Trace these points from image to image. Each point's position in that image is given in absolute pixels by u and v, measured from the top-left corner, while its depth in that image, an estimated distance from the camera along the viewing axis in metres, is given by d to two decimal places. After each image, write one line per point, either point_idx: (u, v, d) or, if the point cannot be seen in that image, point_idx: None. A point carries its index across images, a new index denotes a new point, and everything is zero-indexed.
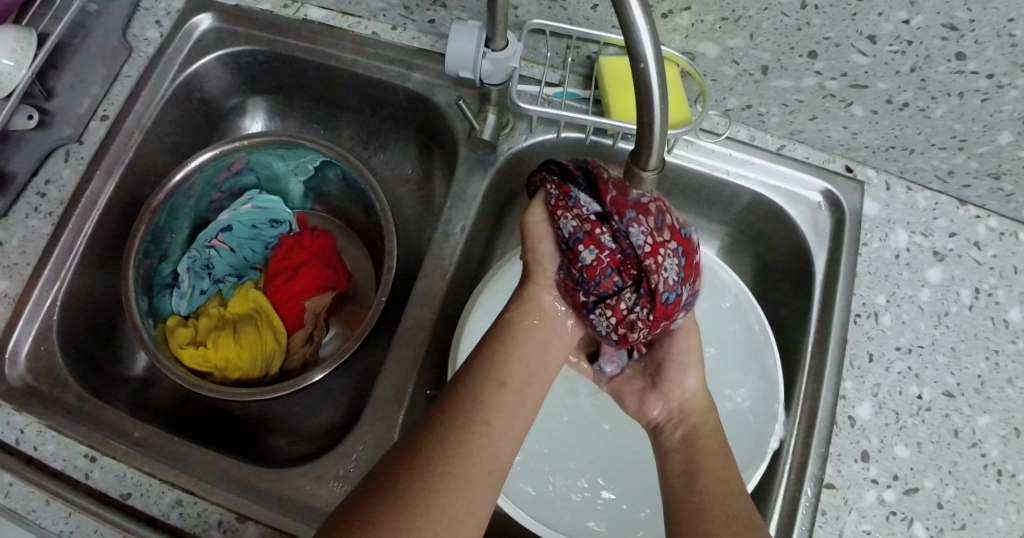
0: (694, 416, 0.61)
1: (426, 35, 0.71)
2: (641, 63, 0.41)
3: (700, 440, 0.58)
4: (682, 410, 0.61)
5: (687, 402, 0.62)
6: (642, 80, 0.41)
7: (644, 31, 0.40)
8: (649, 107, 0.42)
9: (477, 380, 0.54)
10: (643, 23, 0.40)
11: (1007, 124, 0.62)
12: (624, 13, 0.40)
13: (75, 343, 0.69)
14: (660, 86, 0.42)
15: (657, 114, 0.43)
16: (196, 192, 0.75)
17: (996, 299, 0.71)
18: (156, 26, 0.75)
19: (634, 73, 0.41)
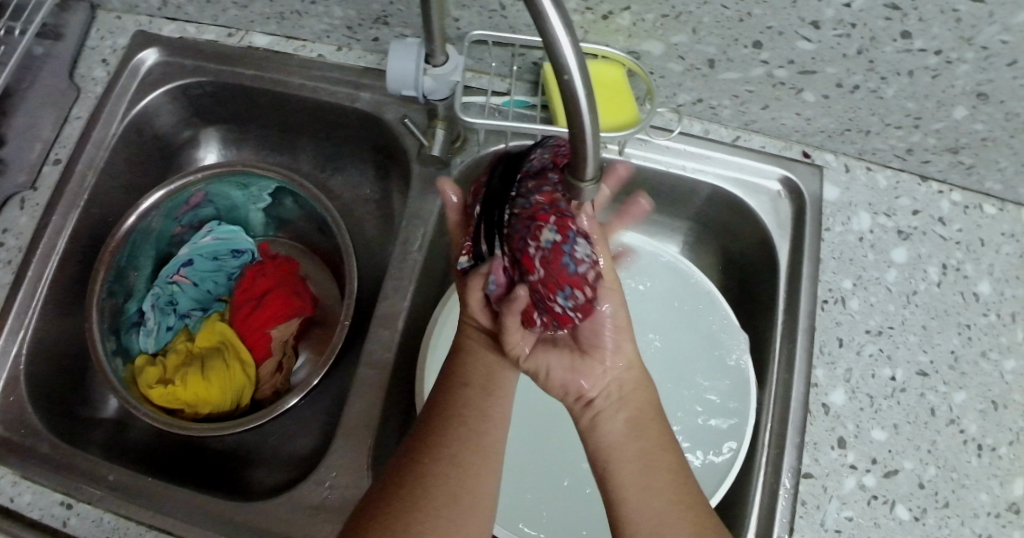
0: (631, 394, 0.56)
1: (371, 53, 0.70)
2: (566, 76, 0.40)
3: (642, 428, 0.54)
4: (622, 391, 0.57)
5: (625, 382, 0.57)
6: (569, 93, 0.41)
7: (566, 45, 0.39)
8: (579, 119, 0.42)
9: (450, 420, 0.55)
10: (564, 36, 0.39)
11: (960, 99, 0.61)
12: (545, 27, 0.39)
13: (46, 390, 0.68)
14: (587, 97, 0.41)
15: (587, 125, 0.42)
16: (156, 228, 0.74)
17: (964, 273, 0.70)
18: (102, 63, 0.74)
19: (560, 86, 0.41)
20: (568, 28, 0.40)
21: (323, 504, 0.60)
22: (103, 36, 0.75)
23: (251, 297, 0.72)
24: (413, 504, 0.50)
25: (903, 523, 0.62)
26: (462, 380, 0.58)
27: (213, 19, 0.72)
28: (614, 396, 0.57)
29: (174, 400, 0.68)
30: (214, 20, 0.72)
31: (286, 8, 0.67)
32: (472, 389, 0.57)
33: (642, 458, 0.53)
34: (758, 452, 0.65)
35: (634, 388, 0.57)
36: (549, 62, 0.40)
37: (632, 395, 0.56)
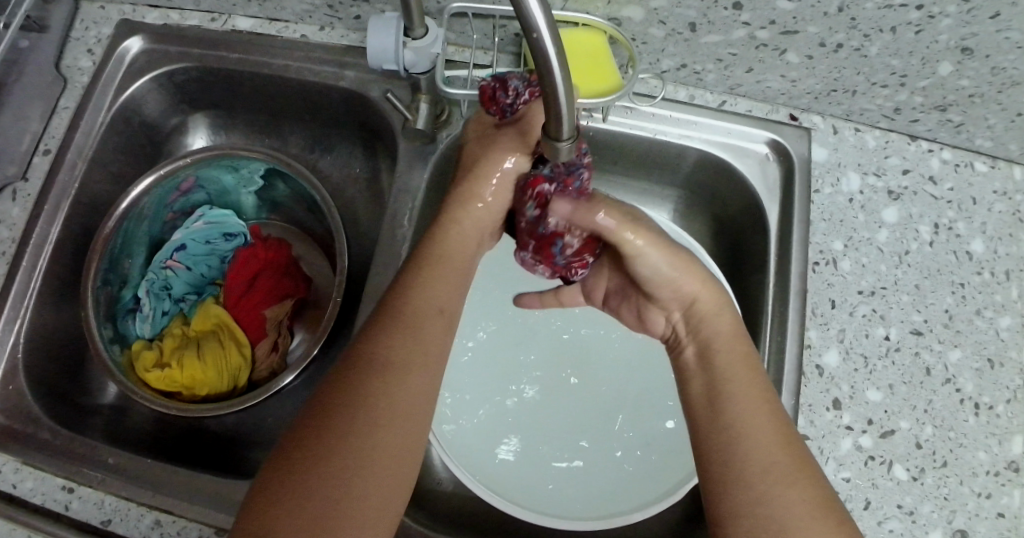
0: (704, 323, 0.56)
1: (354, 32, 0.70)
2: (535, 34, 0.40)
3: (738, 363, 0.53)
4: (693, 317, 0.57)
5: (691, 305, 0.57)
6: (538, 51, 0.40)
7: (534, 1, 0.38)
8: (550, 78, 0.41)
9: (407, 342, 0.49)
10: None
11: (945, 54, 0.61)
12: None
13: (44, 379, 0.69)
14: (558, 55, 0.41)
15: (559, 84, 0.42)
16: (148, 215, 0.75)
17: (957, 232, 0.70)
18: (88, 54, 0.74)
19: (529, 46, 0.40)
20: None
21: None
22: (88, 26, 0.75)
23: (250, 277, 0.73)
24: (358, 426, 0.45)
25: (901, 483, 0.62)
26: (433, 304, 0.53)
27: (195, 4, 0.72)
28: (694, 321, 0.57)
29: (170, 383, 0.69)
30: (196, 6, 0.72)
31: None
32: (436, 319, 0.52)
33: (731, 393, 0.51)
34: None
35: (713, 315, 0.56)
36: (516, 21, 0.39)
37: (708, 326, 0.56)
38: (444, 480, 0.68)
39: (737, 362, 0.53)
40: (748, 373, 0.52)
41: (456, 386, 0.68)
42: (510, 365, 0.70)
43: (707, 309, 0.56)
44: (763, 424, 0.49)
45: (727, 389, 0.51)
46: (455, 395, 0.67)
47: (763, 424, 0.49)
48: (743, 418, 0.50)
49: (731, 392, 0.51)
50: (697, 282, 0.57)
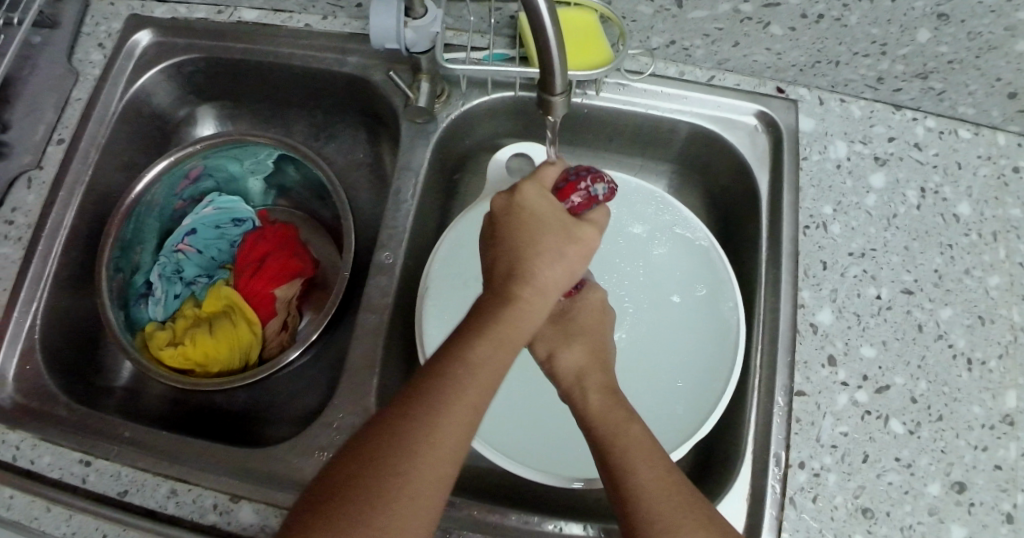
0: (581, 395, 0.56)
1: (356, 20, 0.72)
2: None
3: (619, 416, 0.53)
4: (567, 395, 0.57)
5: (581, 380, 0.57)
6: (529, 0, 0.43)
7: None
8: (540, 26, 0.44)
9: (464, 372, 0.47)
10: None
11: (922, 22, 0.63)
12: None
13: (62, 359, 0.71)
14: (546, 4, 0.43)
15: (551, 34, 0.45)
16: (158, 202, 0.77)
17: (943, 196, 0.71)
18: (99, 48, 0.77)
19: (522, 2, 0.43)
20: None
21: (334, 444, 0.62)
22: (98, 22, 0.78)
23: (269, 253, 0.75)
24: (395, 466, 0.43)
25: (898, 436, 0.64)
26: (499, 334, 0.48)
27: None
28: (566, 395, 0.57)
29: (185, 361, 0.71)
30: None
31: None
32: (496, 347, 0.48)
33: (628, 443, 0.51)
34: (751, 375, 0.67)
35: (589, 372, 0.57)
36: None
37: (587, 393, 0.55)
38: None
39: (615, 416, 0.53)
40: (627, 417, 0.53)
41: None
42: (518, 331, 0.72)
43: (586, 372, 0.57)
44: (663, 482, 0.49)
45: (619, 443, 0.51)
46: None
47: (656, 464, 0.50)
48: (635, 460, 0.50)
49: (623, 446, 0.51)
50: (576, 354, 0.58)
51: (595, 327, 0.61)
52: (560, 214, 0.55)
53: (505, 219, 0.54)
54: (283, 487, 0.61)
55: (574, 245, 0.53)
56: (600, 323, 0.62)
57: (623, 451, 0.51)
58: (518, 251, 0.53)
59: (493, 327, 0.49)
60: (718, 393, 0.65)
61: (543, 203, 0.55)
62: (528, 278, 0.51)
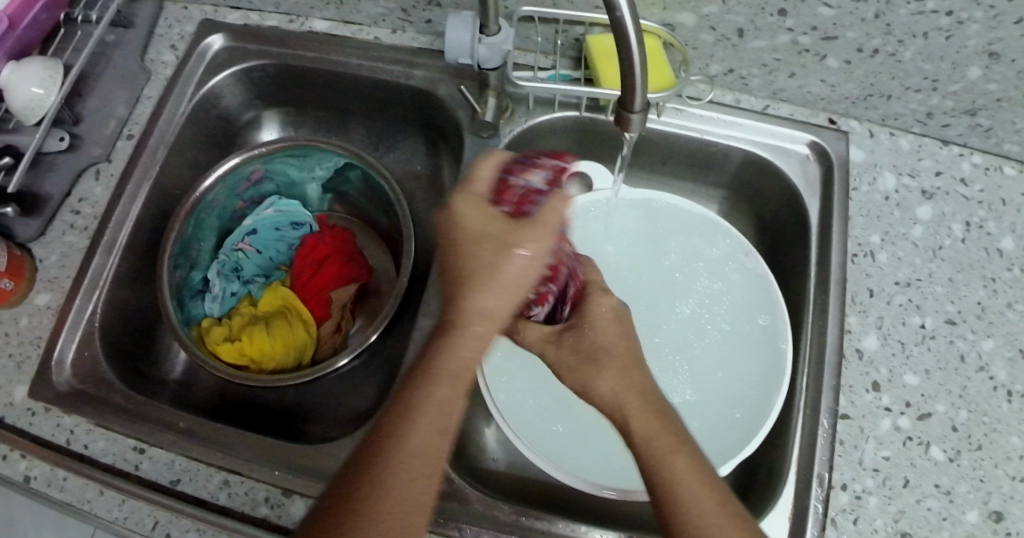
0: (623, 420, 0.53)
1: (423, 35, 0.74)
2: (616, 12, 0.45)
3: (662, 445, 0.50)
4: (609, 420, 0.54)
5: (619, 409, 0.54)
6: (618, 25, 0.46)
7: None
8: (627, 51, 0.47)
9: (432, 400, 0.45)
10: None
11: (974, 60, 0.65)
12: None
13: (120, 347, 0.73)
14: (635, 30, 0.46)
15: (635, 57, 0.47)
16: (219, 202, 0.79)
17: (988, 230, 0.73)
18: (171, 49, 0.80)
19: (611, 23, 0.46)
20: None
21: None
22: (172, 24, 0.81)
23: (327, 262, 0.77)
24: (367, 494, 0.42)
25: (938, 463, 0.65)
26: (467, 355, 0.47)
27: (275, 6, 0.77)
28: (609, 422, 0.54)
29: (240, 355, 0.73)
30: (275, 7, 0.77)
31: None
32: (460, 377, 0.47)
33: (675, 474, 0.48)
34: (796, 396, 0.68)
35: (626, 396, 0.54)
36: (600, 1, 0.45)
37: (630, 418, 0.52)
38: (498, 459, 0.71)
39: (661, 442, 0.50)
40: (676, 445, 0.50)
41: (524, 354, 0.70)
42: None
43: (617, 397, 0.54)
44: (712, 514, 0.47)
45: (665, 474, 0.48)
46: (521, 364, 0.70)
47: (703, 494, 0.47)
48: (681, 489, 0.48)
49: (670, 476, 0.48)
50: (608, 379, 0.55)
51: (613, 344, 0.58)
52: (501, 221, 0.50)
53: (445, 247, 0.50)
54: None
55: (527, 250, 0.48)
56: (615, 335, 0.59)
57: (672, 486, 0.48)
58: (461, 276, 0.48)
59: (440, 360, 0.46)
60: (764, 416, 0.66)
61: (481, 216, 0.49)
62: (489, 283, 0.47)
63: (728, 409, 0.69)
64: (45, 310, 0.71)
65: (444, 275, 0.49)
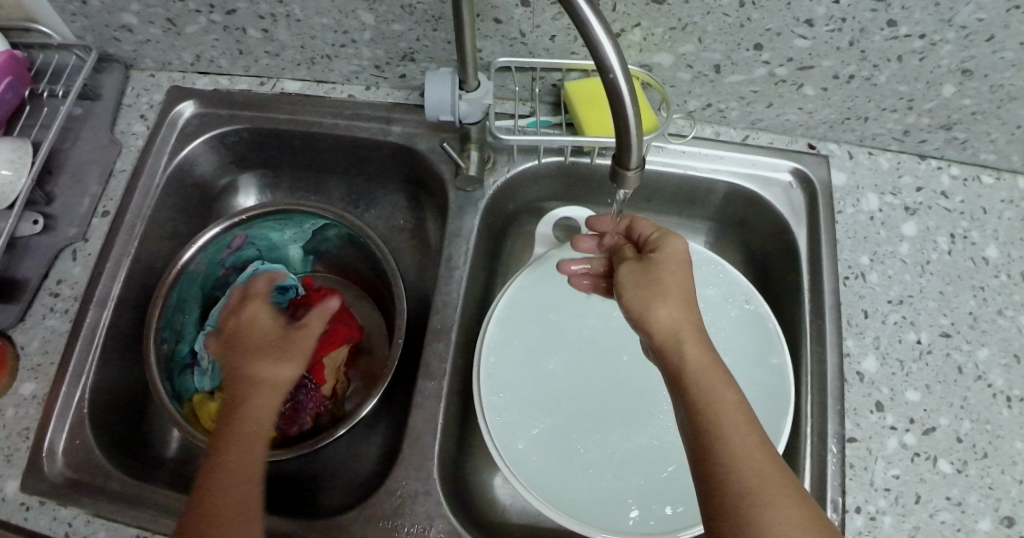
0: (678, 347, 0.54)
1: (398, 90, 0.75)
2: (610, 74, 0.46)
3: (713, 378, 0.52)
4: (661, 351, 0.55)
5: (669, 337, 0.55)
6: (611, 85, 0.46)
7: (610, 47, 0.45)
8: (623, 112, 0.47)
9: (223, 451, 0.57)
10: (607, 42, 0.45)
11: (947, 78, 0.66)
12: (588, 32, 0.45)
13: (113, 431, 0.71)
14: (629, 92, 0.47)
15: (630, 117, 0.48)
16: (201, 272, 0.77)
17: (972, 240, 0.74)
18: (141, 119, 0.77)
19: (605, 84, 0.47)
20: (609, 33, 0.45)
21: (398, 512, 0.62)
22: (139, 94, 0.79)
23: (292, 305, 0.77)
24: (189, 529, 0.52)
25: (947, 476, 0.66)
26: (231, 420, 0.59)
27: (245, 69, 0.77)
28: (662, 348, 0.55)
29: None
30: (246, 71, 0.77)
31: (317, 53, 0.73)
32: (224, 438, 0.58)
33: (722, 410, 0.50)
34: (803, 423, 0.68)
35: (680, 323, 0.55)
36: (593, 64, 0.46)
37: (684, 345, 0.54)
38: (509, 511, 0.70)
39: (710, 380, 0.52)
40: (723, 385, 0.52)
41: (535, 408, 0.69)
42: (582, 386, 0.71)
43: (676, 328, 0.55)
44: (759, 455, 0.48)
45: (716, 404, 0.50)
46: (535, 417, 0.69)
47: (747, 432, 0.49)
48: (727, 422, 0.49)
49: (722, 412, 0.50)
50: (668, 307, 0.56)
51: (679, 276, 0.58)
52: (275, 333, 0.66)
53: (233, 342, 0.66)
54: None
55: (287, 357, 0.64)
56: (683, 273, 0.58)
57: (718, 417, 0.50)
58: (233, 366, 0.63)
59: (244, 415, 0.59)
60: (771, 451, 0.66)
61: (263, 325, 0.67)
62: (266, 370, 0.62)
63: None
64: (31, 400, 0.68)
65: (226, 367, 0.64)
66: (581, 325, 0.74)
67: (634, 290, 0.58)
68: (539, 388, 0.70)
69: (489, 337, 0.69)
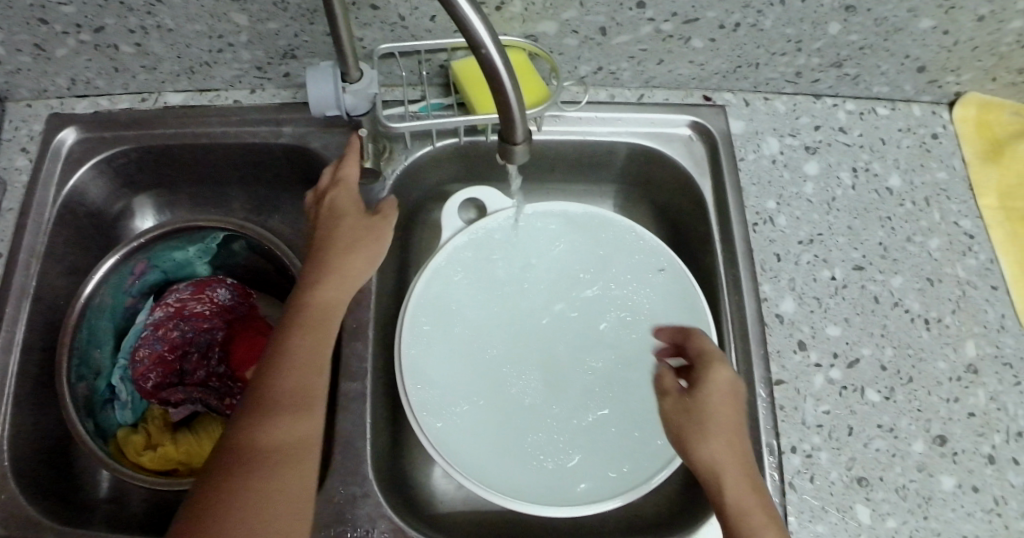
0: (719, 475, 0.55)
1: (284, 89, 0.75)
2: (483, 50, 0.43)
3: (757, 506, 0.53)
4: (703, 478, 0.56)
5: (718, 476, 0.55)
6: (486, 60, 0.44)
7: (479, 22, 0.42)
8: (502, 87, 0.45)
9: (298, 341, 0.58)
10: (474, 15, 0.42)
11: (831, 16, 0.67)
12: (451, 6, 0.42)
13: (37, 480, 0.66)
14: (505, 65, 0.44)
15: (510, 92, 0.46)
16: (108, 304, 0.74)
17: (874, 172, 0.76)
18: (23, 152, 0.73)
19: (478, 60, 0.44)
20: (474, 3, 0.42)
21: (339, 518, 0.61)
22: (17, 125, 0.74)
23: (210, 319, 0.74)
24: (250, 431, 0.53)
25: (876, 404, 0.68)
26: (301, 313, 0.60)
27: (124, 87, 0.74)
28: (705, 480, 0.55)
29: (167, 461, 0.69)
30: (125, 89, 0.74)
31: (195, 61, 0.71)
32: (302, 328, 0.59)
33: None
34: None
35: (723, 458, 0.55)
36: (462, 39, 0.43)
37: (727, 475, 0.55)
38: (450, 500, 0.70)
39: (753, 517, 0.52)
40: (766, 519, 0.52)
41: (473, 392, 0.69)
42: (519, 363, 0.71)
43: (724, 468, 0.55)
44: None
45: None
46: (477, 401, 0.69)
47: None
48: None
49: None
50: (716, 447, 0.56)
51: (727, 414, 0.57)
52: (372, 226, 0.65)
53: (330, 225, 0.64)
54: None
55: (368, 246, 0.64)
56: (731, 410, 0.58)
57: None
58: (349, 252, 0.63)
59: (313, 308, 0.60)
60: None
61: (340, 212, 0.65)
62: (332, 257, 0.63)
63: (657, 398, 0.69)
64: None
65: (316, 262, 0.63)
66: (509, 309, 0.74)
67: (682, 422, 0.58)
68: (462, 370, 0.70)
69: (418, 334, 0.69)
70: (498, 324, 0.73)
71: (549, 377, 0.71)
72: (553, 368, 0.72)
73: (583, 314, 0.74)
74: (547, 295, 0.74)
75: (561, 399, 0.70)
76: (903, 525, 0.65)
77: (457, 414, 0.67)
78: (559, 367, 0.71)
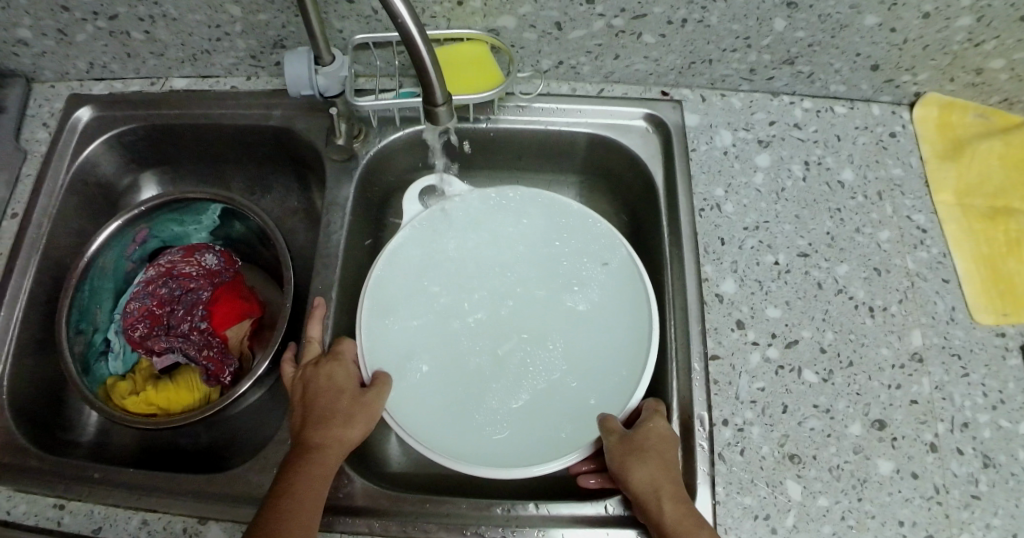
0: (658, 506, 0.61)
1: (276, 77, 0.82)
2: (399, 20, 0.50)
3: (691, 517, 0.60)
4: (644, 505, 0.62)
5: (654, 489, 0.62)
6: (402, 30, 0.51)
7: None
8: (417, 55, 0.52)
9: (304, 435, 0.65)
10: None
11: (775, 13, 0.71)
12: None
13: (32, 415, 0.73)
14: (419, 34, 0.52)
15: (427, 60, 0.53)
16: (109, 267, 0.83)
17: (826, 166, 0.80)
18: (44, 126, 0.82)
19: (395, 28, 0.51)
20: None
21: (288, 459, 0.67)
22: (42, 104, 0.83)
23: (196, 280, 0.81)
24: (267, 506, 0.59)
25: (813, 385, 0.70)
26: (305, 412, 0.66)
27: (135, 72, 0.83)
28: (642, 503, 0.62)
29: (147, 404, 0.76)
30: (137, 73, 0.83)
31: (196, 49, 0.79)
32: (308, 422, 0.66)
33: None
34: (669, 346, 0.73)
35: (661, 485, 0.62)
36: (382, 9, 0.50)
37: (664, 503, 0.61)
38: (401, 459, 0.75)
39: (689, 524, 0.60)
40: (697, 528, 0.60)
41: (437, 359, 0.74)
42: (487, 338, 0.76)
43: (660, 484, 0.62)
44: None
45: None
46: (445, 371, 0.74)
47: None
48: None
49: None
50: (653, 471, 0.63)
51: (662, 446, 0.65)
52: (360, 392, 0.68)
53: (310, 408, 0.66)
54: (246, 503, 0.65)
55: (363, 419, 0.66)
56: (665, 448, 0.65)
57: None
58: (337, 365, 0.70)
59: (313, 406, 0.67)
60: (641, 364, 0.71)
61: (337, 390, 0.68)
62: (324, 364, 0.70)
63: (596, 364, 0.73)
64: None
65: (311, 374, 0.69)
66: (487, 289, 0.79)
67: (622, 448, 0.65)
68: (423, 342, 0.75)
69: (385, 299, 0.75)
70: (463, 301, 0.78)
71: (510, 348, 0.75)
72: (514, 341, 0.76)
73: (543, 293, 0.78)
74: (523, 281, 0.79)
75: (518, 369, 0.74)
76: (835, 504, 0.66)
77: (419, 378, 0.73)
78: (514, 341, 0.76)
